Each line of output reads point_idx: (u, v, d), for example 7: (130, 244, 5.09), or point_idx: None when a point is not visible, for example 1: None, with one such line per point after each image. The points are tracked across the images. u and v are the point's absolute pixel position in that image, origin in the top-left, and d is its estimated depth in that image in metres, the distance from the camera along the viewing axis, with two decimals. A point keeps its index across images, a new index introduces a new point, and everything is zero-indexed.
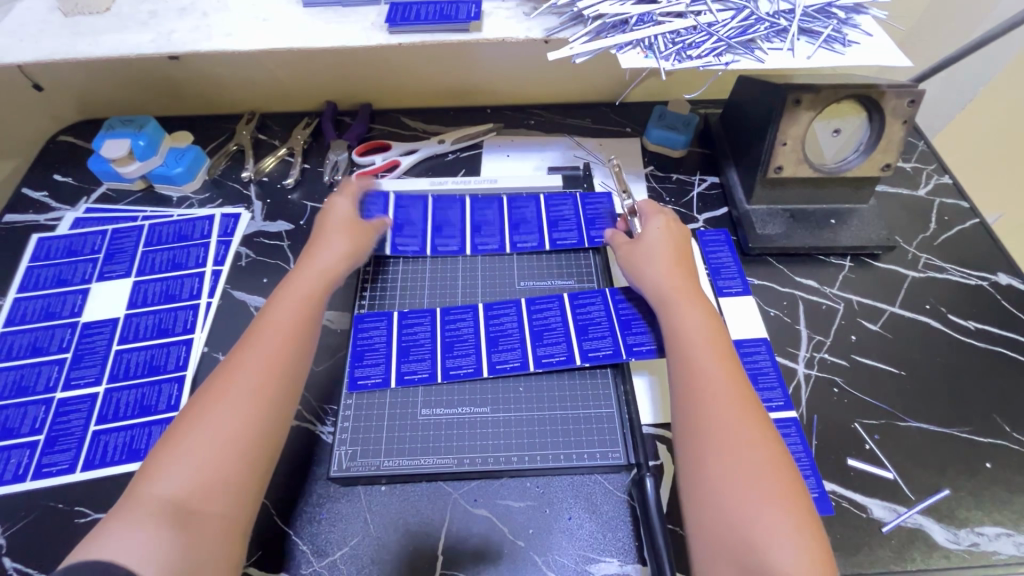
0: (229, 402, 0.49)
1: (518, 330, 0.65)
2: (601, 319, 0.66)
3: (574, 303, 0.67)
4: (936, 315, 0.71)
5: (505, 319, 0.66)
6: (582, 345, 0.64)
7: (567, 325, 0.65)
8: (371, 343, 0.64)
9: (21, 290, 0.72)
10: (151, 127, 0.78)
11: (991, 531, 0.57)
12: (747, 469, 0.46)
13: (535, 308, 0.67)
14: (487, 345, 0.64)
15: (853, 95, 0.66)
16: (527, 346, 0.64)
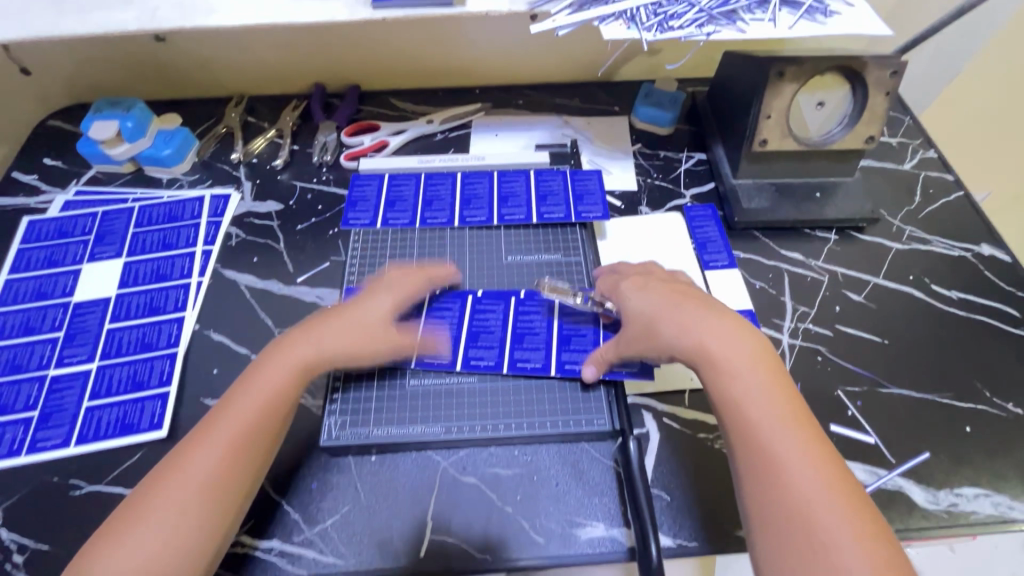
0: (192, 471, 0.48)
1: (500, 330, 0.64)
2: (585, 329, 0.64)
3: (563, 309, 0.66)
4: (919, 286, 0.72)
5: (490, 315, 0.65)
6: (560, 355, 0.62)
7: (550, 331, 0.64)
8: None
9: (13, 271, 0.73)
10: (139, 109, 0.78)
11: (970, 492, 0.58)
12: (808, 505, 0.43)
13: (523, 308, 0.66)
14: (467, 339, 0.63)
15: (836, 67, 0.67)
16: (505, 347, 0.63)
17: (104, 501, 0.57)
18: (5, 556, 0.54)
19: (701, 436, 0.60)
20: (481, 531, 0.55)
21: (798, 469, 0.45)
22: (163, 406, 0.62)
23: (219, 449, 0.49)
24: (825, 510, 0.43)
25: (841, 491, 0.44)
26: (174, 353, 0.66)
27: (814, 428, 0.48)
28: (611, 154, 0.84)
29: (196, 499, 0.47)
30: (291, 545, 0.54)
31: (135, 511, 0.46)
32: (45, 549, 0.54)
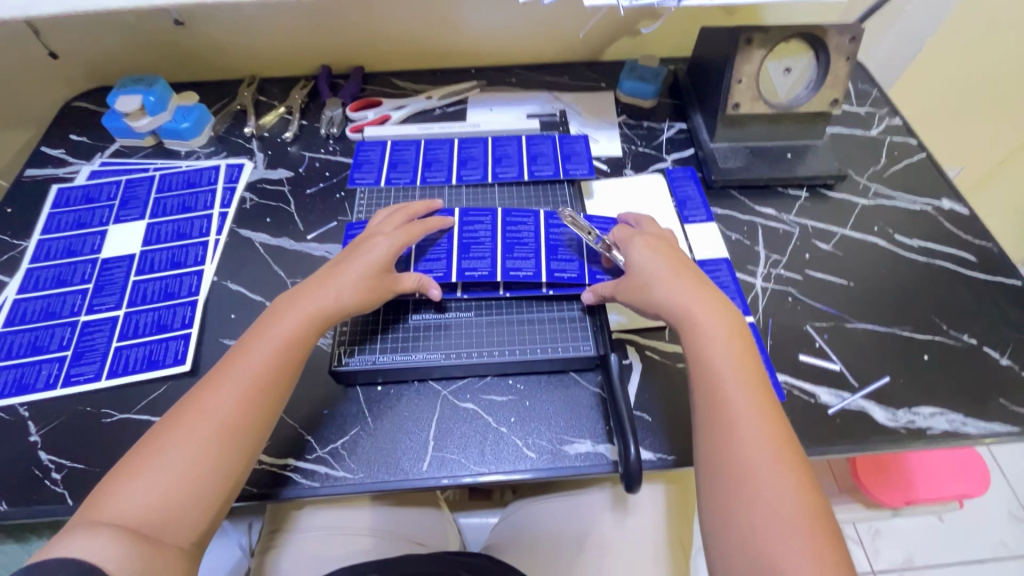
0: (202, 420, 0.49)
1: (490, 241, 0.70)
2: (571, 242, 0.70)
3: (550, 223, 0.73)
4: (883, 236, 0.78)
5: (478, 227, 0.71)
6: (550, 264, 0.68)
7: (539, 241, 0.70)
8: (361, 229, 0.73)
9: (45, 232, 0.79)
10: (160, 85, 0.85)
11: (926, 411, 0.63)
12: (755, 458, 0.47)
13: (511, 221, 0.72)
14: (459, 250, 0.69)
15: (800, 33, 0.73)
16: (496, 256, 0.69)
17: (133, 427, 0.62)
18: (45, 473, 0.59)
19: (680, 366, 0.66)
20: (478, 448, 0.60)
21: (752, 424, 0.49)
22: (186, 345, 0.68)
23: (228, 401, 0.51)
24: (773, 461, 0.47)
25: (785, 445, 0.48)
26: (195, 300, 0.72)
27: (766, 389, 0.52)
28: (598, 125, 0.90)
29: (204, 451, 0.48)
30: (306, 463, 0.59)
31: (140, 461, 0.47)
32: (80, 467, 0.60)
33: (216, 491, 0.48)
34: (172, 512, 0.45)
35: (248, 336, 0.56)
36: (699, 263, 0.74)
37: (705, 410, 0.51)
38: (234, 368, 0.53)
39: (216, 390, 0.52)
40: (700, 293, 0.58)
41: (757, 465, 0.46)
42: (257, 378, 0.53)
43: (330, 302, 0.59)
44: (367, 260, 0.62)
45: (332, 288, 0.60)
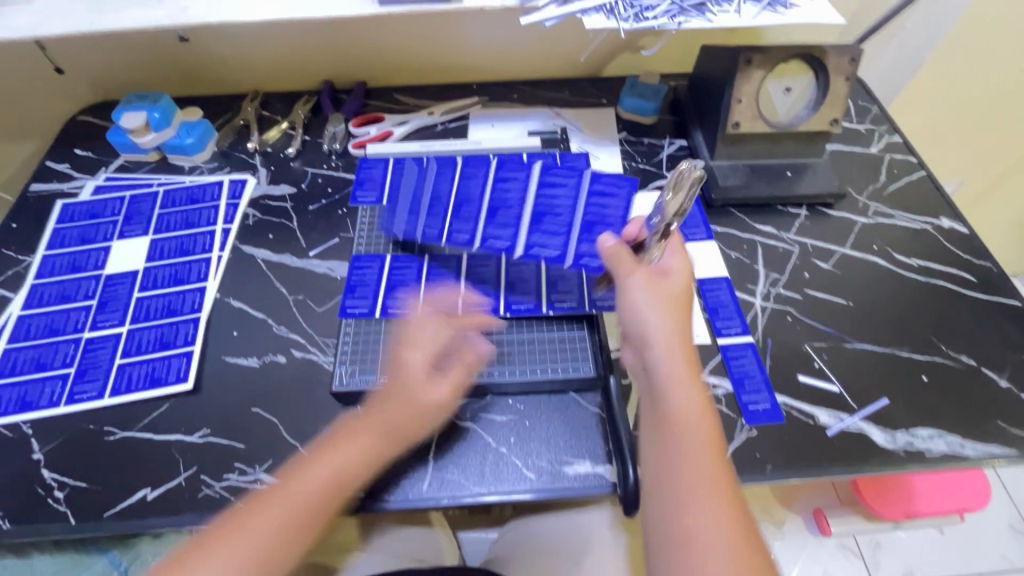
0: (264, 524, 0.49)
1: (477, 203, 0.75)
2: (561, 211, 0.74)
3: (544, 179, 0.75)
4: (882, 254, 0.78)
5: (470, 183, 0.75)
6: (535, 235, 0.73)
7: (527, 206, 0.74)
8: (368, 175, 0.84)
9: (49, 248, 0.79)
10: (165, 101, 0.85)
11: (925, 433, 0.63)
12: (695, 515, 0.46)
13: (502, 176, 0.76)
14: (449, 211, 0.75)
15: (799, 55, 0.74)
16: (480, 220, 0.74)
17: (135, 446, 0.63)
18: (47, 492, 0.60)
19: None
20: (478, 469, 0.60)
21: (698, 475, 0.47)
22: (188, 362, 0.68)
23: (276, 522, 0.49)
24: (718, 521, 0.45)
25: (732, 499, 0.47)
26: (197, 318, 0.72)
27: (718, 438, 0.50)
28: (599, 141, 0.91)
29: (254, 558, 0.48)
30: None
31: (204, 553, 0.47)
32: (82, 486, 0.60)
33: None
34: None
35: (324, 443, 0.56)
36: (698, 281, 0.75)
37: (664, 454, 0.49)
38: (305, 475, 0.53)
39: (261, 507, 0.50)
40: (683, 329, 0.56)
41: (701, 524, 0.45)
42: (307, 501, 0.51)
43: (380, 407, 0.57)
44: (403, 359, 0.59)
45: (380, 395, 0.58)
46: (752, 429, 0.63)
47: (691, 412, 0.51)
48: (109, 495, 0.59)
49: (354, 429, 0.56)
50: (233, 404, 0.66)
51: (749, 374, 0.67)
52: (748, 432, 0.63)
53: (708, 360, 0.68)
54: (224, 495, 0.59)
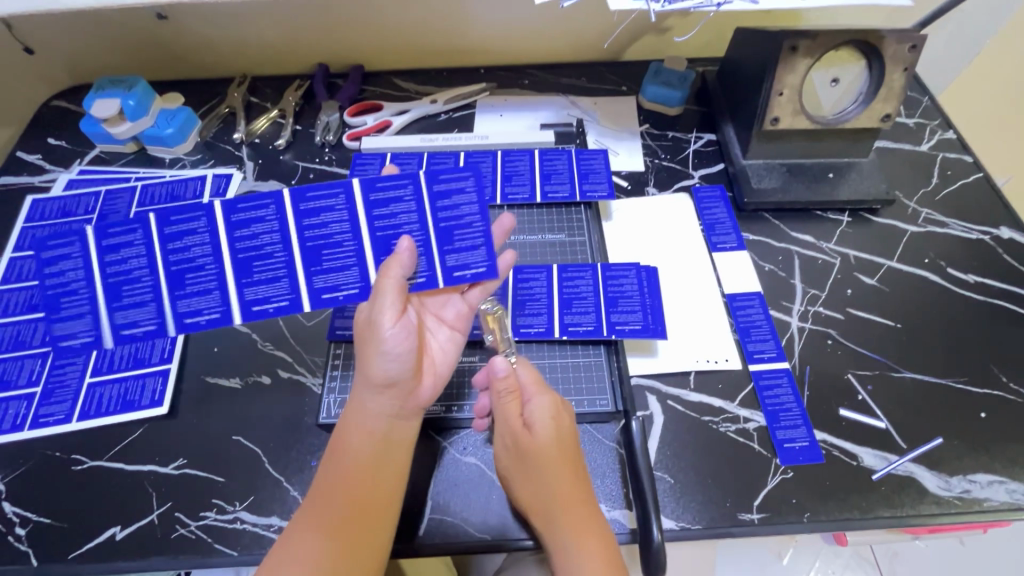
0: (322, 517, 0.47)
1: (353, 241, 0.54)
2: (471, 220, 0.55)
3: (434, 191, 0.54)
4: (935, 269, 0.70)
5: (329, 219, 0.54)
6: (446, 260, 0.55)
7: (427, 231, 0.55)
8: (139, 300, 0.55)
9: (17, 249, 0.72)
10: (141, 87, 0.77)
11: (984, 479, 0.56)
12: None
13: (377, 203, 0.54)
14: (305, 260, 0.55)
15: (852, 42, 0.64)
16: (365, 260, 0.55)
17: (107, 477, 0.57)
18: (9, 528, 0.55)
19: (705, 419, 0.59)
20: (481, 510, 0.55)
21: None
22: (163, 383, 0.62)
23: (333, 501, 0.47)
24: None
25: None
26: (93, 337, 0.56)
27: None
28: (618, 134, 0.82)
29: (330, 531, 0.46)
30: None
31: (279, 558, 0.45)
32: (48, 522, 0.55)
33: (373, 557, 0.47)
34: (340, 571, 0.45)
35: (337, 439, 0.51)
36: (728, 298, 0.67)
37: None
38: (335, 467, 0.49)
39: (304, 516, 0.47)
40: (574, 472, 0.51)
41: None
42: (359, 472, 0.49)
43: (394, 418, 0.52)
44: (401, 371, 0.51)
45: (382, 406, 0.51)
46: (788, 470, 0.56)
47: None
48: (77, 534, 0.54)
49: (370, 436, 0.50)
50: (212, 430, 0.60)
51: (785, 407, 0.60)
52: (783, 475, 0.56)
53: (738, 390, 0.61)
54: (200, 536, 0.54)
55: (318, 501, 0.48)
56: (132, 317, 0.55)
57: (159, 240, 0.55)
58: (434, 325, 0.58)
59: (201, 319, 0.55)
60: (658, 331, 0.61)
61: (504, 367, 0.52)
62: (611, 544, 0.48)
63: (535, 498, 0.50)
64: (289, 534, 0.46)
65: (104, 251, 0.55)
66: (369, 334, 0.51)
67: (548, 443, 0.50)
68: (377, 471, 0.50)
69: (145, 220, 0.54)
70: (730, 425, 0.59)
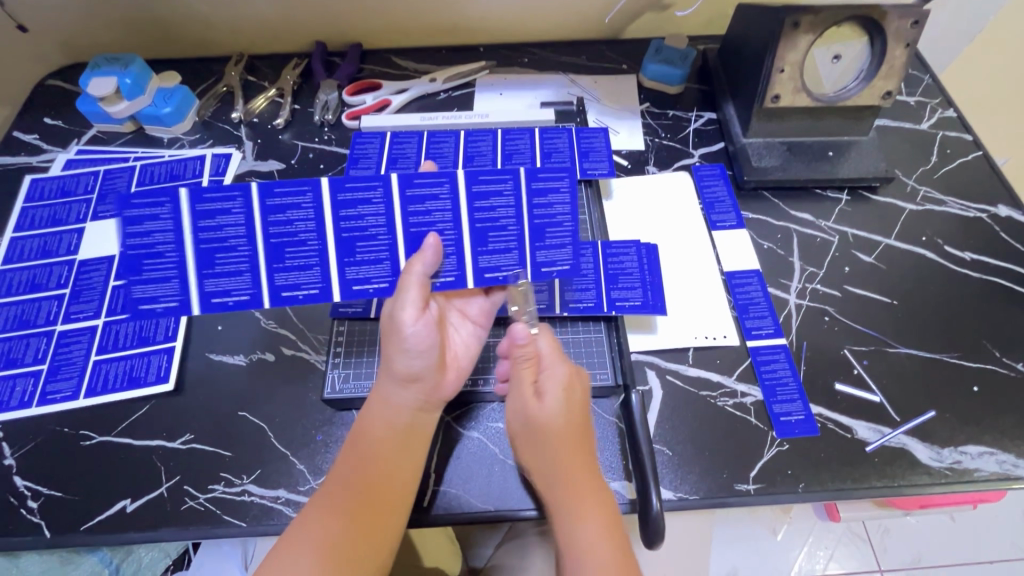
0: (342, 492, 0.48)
1: (453, 231, 0.54)
2: (563, 219, 0.54)
3: (531, 189, 0.54)
4: (932, 247, 0.70)
5: (433, 208, 0.53)
6: (535, 255, 0.55)
7: (521, 225, 0.54)
8: (234, 269, 0.53)
9: (18, 229, 0.72)
10: (137, 66, 0.77)
11: (974, 450, 0.57)
12: None
13: (478, 195, 0.53)
14: (408, 246, 0.54)
15: (854, 17, 0.63)
16: (463, 251, 0.55)
17: (115, 452, 0.58)
18: (20, 501, 0.56)
19: (704, 394, 0.60)
20: (483, 483, 0.56)
21: None
22: (169, 360, 0.63)
23: (351, 477, 0.49)
24: None
25: None
26: (181, 301, 0.53)
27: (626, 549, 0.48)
28: (618, 113, 0.82)
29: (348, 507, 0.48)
30: (297, 495, 0.55)
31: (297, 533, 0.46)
32: (59, 495, 0.56)
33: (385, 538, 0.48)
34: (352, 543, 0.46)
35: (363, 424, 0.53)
36: (727, 275, 0.68)
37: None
38: (358, 448, 0.51)
39: (327, 491, 0.49)
40: (584, 442, 0.52)
41: None
42: (379, 456, 0.51)
43: (418, 411, 0.53)
44: (424, 367, 0.52)
45: (406, 400, 0.53)
46: (783, 443, 0.57)
47: (579, 548, 0.47)
48: (88, 507, 0.55)
49: (392, 429, 0.52)
50: (217, 407, 0.61)
51: (781, 382, 0.61)
52: (778, 447, 0.57)
53: (735, 365, 0.62)
54: (208, 508, 0.55)
55: (337, 483, 0.49)
56: (226, 286, 0.53)
57: (259, 211, 0.51)
58: (460, 322, 0.59)
59: (300, 294, 0.54)
60: (658, 308, 0.62)
61: (524, 335, 0.53)
62: (613, 511, 0.50)
63: (538, 461, 0.51)
64: (306, 514, 0.47)
65: (198, 216, 0.51)
66: (391, 330, 0.52)
67: (558, 415, 0.51)
68: (398, 461, 0.51)
69: (177, 195, 0.50)
70: (728, 399, 0.60)
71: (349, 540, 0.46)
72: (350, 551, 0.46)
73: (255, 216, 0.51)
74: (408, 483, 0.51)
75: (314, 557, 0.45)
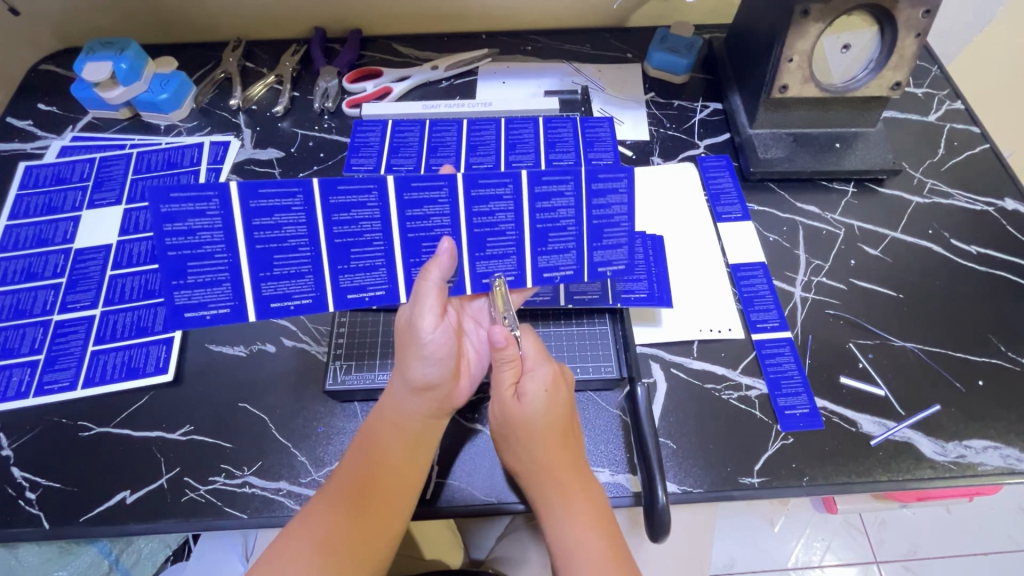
0: (344, 488, 0.48)
1: (515, 231, 0.54)
2: (620, 220, 0.55)
3: (591, 190, 0.54)
4: (938, 240, 0.70)
5: (496, 208, 0.53)
6: (592, 255, 0.55)
7: (580, 226, 0.54)
8: (295, 271, 0.52)
9: (12, 217, 0.71)
10: (133, 50, 0.75)
11: (979, 445, 0.57)
12: None
13: (540, 195, 0.53)
14: (470, 245, 0.54)
15: (863, 6, 0.62)
16: (523, 251, 0.55)
17: (114, 443, 0.57)
18: (18, 493, 0.55)
19: (708, 387, 0.60)
20: (486, 475, 0.56)
21: None
22: (168, 350, 0.62)
23: (355, 475, 0.49)
24: None
25: None
26: (234, 307, 0.51)
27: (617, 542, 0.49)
28: (622, 103, 0.81)
29: (349, 506, 0.47)
30: (298, 487, 0.55)
31: (300, 528, 0.46)
32: (57, 487, 0.55)
33: (384, 539, 0.48)
34: (350, 541, 0.46)
35: (373, 423, 0.52)
36: (733, 268, 0.67)
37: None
38: (367, 447, 0.51)
39: (332, 487, 0.49)
40: (569, 441, 0.51)
41: None
42: (386, 458, 0.50)
43: (429, 418, 0.52)
44: (441, 376, 0.51)
45: (418, 408, 0.52)
46: (788, 436, 0.57)
47: (572, 543, 0.48)
48: (87, 498, 0.55)
49: (403, 433, 0.51)
50: (217, 398, 0.60)
51: (786, 375, 0.60)
52: (783, 441, 0.57)
53: (740, 358, 0.62)
54: (209, 499, 0.54)
55: (343, 481, 0.49)
56: (286, 289, 0.52)
57: (323, 209, 0.50)
58: (473, 328, 0.58)
59: (366, 295, 0.54)
60: (663, 300, 0.62)
61: (503, 338, 0.51)
62: (604, 506, 0.50)
63: (523, 463, 0.51)
64: (309, 509, 0.48)
65: (252, 213, 0.49)
66: (408, 337, 0.51)
67: (540, 415, 0.50)
68: (404, 465, 0.51)
69: (223, 186, 0.48)
70: (732, 392, 0.60)
71: (348, 540, 0.46)
72: (346, 553, 0.45)
73: (316, 215, 0.50)
74: (411, 486, 0.50)
75: (310, 556, 0.45)
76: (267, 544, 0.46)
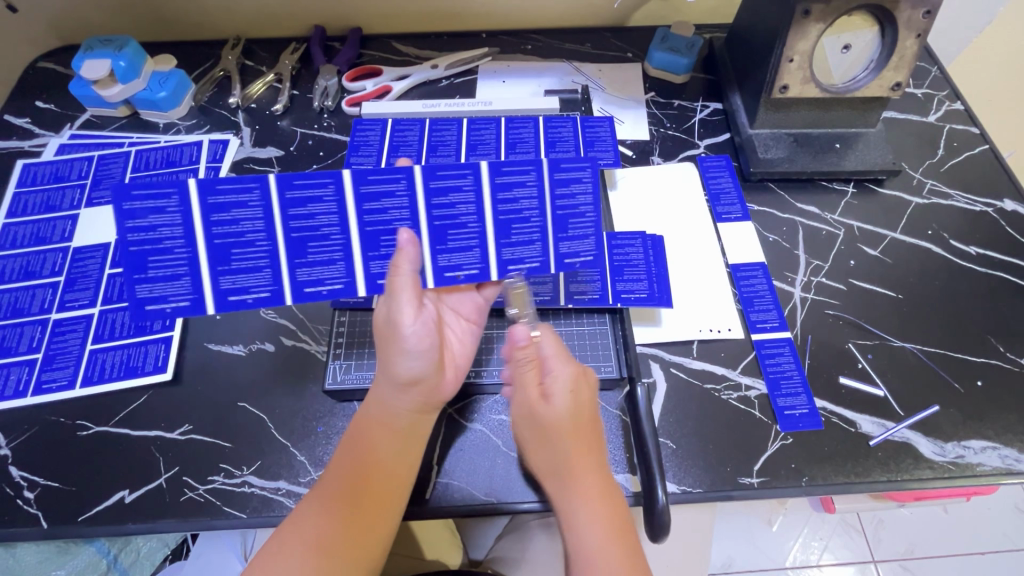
0: (337, 486, 0.48)
1: (477, 223, 0.53)
2: (585, 210, 0.54)
3: (554, 180, 0.54)
4: (938, 241, 0.70)
5: (456, 199, 0.52)
6: (558, 246, 0.55)
7: (544, 216, 0.54)
8: (251, 265, 0.51)
9: (10, 215, 0.71)
10: (131, 48, 0.75)
11: (978, 445, 0.57)
12: None
13: (503, 186, 0.53)
14: (430, 237, 0.53)
15: (864, 6, 0.62)
16: (487, 243, 0.54)
17: (113, 443, 0.57)
18: (16, 492, 0.55)
19: (707, 386, 0.60)
20: (485, 475, 0.56)
21: None
22: (166, 350, 0.62)
23: (349, 473, 0.49)
24: None
25: None
26: (194, 299, 0.51)
27: (633, 546, 0.48)
28: (623, 102, 0.81)
29: (343, 504, 0.47)
30: (298, 487, 0.55)
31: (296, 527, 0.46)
32: (56, 486, 0.55)
33: (377, 536, 0.47)
34: (345, 539, 0.46)
35: (363, 422, 0.52)
36: (733, 268, 0.67)
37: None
38: (360, 445, 0.51)
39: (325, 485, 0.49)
40: (593, 447, 0.52)
41: None
42: (377, 456, 0.50)
43: (417, 414, 0.53)
44: (425, 369, 0.51)
45: (406, 403, 0.52)
46: (787, 436, 0.57)
47: (588, 545, 0.47)
48: (86, 497, 0.55)
49: (392, 431, 0.51)
50: (216, 398, 0.60)
51: (786, 375, 0.60)
52: (782, 441, 0.57)
53: (740, 358, 0.62)
54: (208, 498, 0.54)
55: (337, 480, 0.49)
56: (243, 283, 0.51)
57: (279, 206, 0.50)
58: (454, 320, 0.57)
59: (323, 289, 0.52)
60: (664, 300, 0.61)
61: (523, 337, 0.52)
62: (622, 513, 0.50)
63: (546, 464, 0.51)
64: (304, 507, 0.48)
65: (210, 210, 0.49)
66: (389, 335, 0.51)
67: (566, 414, 0.51)
68: (394, 462, 0.51)
69: (184, 185, 0.48)
70: (732, 393, 0.60)
71: (342, 539, 0.46)
72: (341, 551, 0.46)
73: (272, 209, 0.50)
74: (400, 483, 0.50)
75: (304, 556, 0.45)
76: (263, 542, 0.46)
